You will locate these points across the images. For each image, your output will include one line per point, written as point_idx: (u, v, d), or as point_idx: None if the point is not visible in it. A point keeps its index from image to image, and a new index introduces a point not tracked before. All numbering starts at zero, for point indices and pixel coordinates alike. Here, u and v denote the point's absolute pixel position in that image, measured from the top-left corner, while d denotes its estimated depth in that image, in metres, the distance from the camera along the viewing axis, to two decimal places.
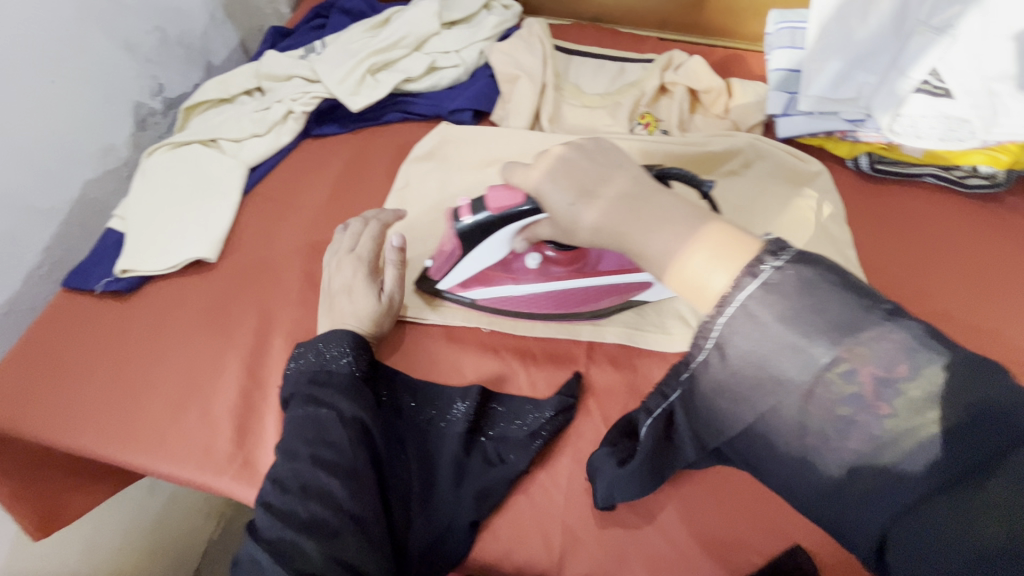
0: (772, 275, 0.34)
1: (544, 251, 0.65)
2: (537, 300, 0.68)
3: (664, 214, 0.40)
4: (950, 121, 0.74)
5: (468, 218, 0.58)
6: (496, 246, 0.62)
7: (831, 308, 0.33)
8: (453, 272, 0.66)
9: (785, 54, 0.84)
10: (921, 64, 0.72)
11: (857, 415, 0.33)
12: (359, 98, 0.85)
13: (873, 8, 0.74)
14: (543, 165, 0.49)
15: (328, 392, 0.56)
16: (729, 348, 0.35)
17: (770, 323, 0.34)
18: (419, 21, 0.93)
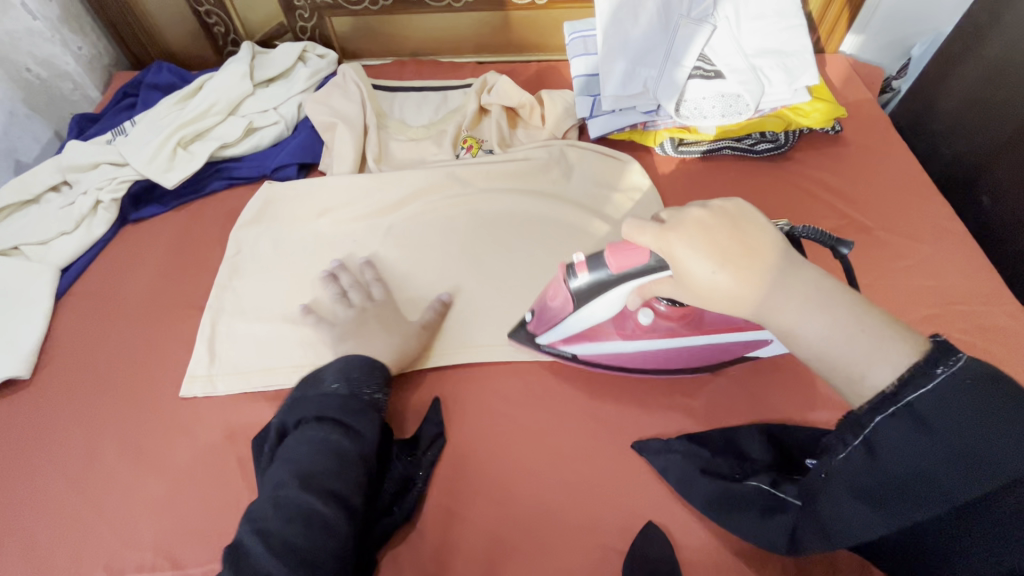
0: (942, 384, 0.37)
1: (656, 306, 0.57)
2: (639, 358, 0.62)
3: (726, 248, 0.42)
4: (727, 97, 0.83)
5: (583, 275, 0.54)
6: (604, 307, 0.55)
7: (954, 400, 0.37)
8: (552, 330, 0.62)
9: (581, 62, 0.89)
10: (690, 53, 0.82)
11: (945, 467, 0.36)
12: (174, 174, 0.82)
13: (641, 11, 0.83)
14: (678, 223, 0.44)
15: (348, 418, 0.53)
16: (886, 436, 0.39)
17: (939, 422, 0.37)
18: (230, 86, 0.92)
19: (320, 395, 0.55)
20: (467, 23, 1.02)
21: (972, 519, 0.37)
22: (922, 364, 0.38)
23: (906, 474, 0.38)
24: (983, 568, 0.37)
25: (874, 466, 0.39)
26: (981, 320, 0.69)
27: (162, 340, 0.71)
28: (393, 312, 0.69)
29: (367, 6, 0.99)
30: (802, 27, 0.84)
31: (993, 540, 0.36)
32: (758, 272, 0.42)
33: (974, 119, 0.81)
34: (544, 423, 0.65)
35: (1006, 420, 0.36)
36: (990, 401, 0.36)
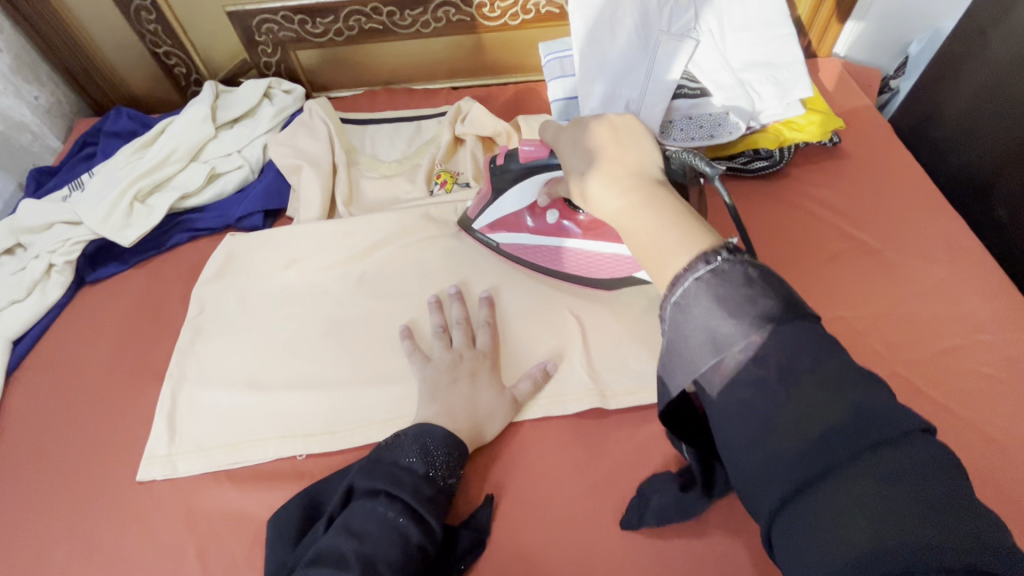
0: (722, 267, 0.35)
1: (566, 209, 0.71)
2: (597, 259, 0.70)
3: (598, 155, 0.45)
4: (714, 115, 0.79)
5: (501, 160, 0.65)
6: (520, 196, 0.68)
7: (729, 289, 0.34)
8: (488, 212, 0.72)
9: (559, 85, 0.84)
10: (674, 70, 0.77)
11: (823, 431, 0.31)
12: (131, 230, 0.78)
13: (618, 29, 0.76)
14: (569, 129, 0.50)
15: (416, 501, 0.51)
16: (678, 326, 0.36)
17: (710, 304, 0.35)
18: (189, 131, 0.87)
19: (405, 465, 0.53)
20: (439, 48, 0.97)
21: (750, 417, 0.33)
22: (697, 258, 0.37)
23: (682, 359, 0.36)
24: (805, 496, 0.31)
25: (674, 364, 0.36)
26: (1007, 347, 0.63)
27: (120, 415, 0.66)
28: (489, 370, 0.64)
29: (332, 37, 0.94)
30: (791, 35, 0.78)
31: (776, 440, 0.32)
32: (671, 215, 0.40)
33: (983, 125, 0.75)
34: (532, 489, 0.59)
35: (773, 309, 0.34)
36: (780, 294, 0.34)
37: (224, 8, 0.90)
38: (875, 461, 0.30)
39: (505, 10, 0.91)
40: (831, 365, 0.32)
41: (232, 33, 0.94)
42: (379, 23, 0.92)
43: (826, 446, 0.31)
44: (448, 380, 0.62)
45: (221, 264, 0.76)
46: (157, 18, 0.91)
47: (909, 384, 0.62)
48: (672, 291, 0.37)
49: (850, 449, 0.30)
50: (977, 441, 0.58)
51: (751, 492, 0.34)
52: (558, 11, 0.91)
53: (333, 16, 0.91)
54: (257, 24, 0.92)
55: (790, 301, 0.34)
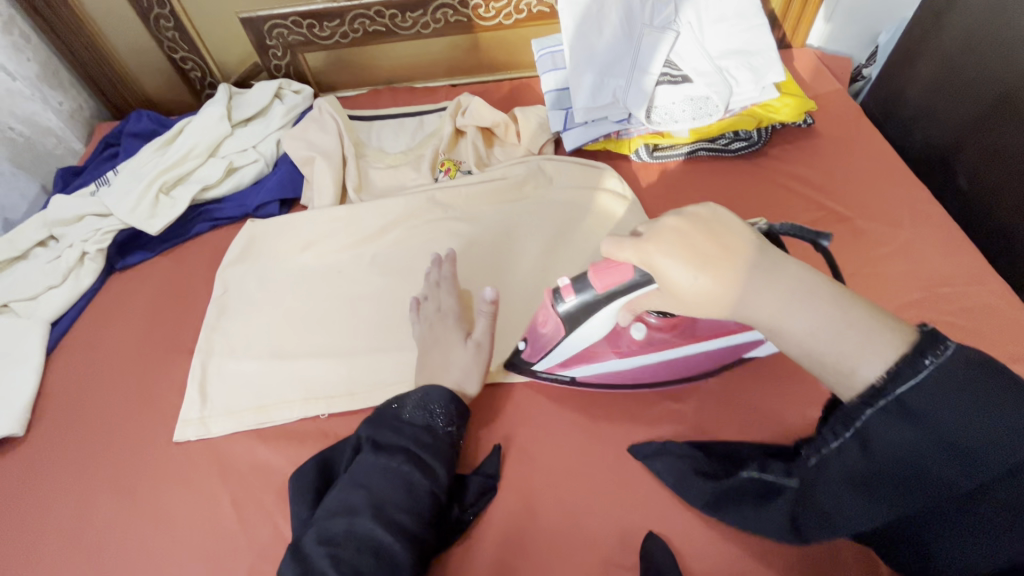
0: (933, 373, 0.37)
1: (650, 320, 0.57)
2: (652, 369, 0.62)
3: (703, 257, 0.41)
4: (695, 100, 0.84)
5: (569, 296, 0.52)
6: (604, 320, 0.54)
7: (947, 392, 0.37)
8: (550, 356, 0.60)
9: (552, 77, 0.90)
10: (657, 60, 0.83)
11: (932, 457, 0.37)
12: (157, 220, 0.84)
13: (604, 24, 0.84)
14: (650, 237, 0.43)
15: (417, 450, 0.54)
16: (875, 430, 0.39)
17: (928, 410, 0.37)
18: (207, 129, 0.93)
19: (406, 420, 0.57)
20: (439, 48, 1.04)
21: (966, 521, 0.38)
22: (903, 366, 0.38)
23: (907, 464, 0.38)
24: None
25: (876, 459, 0.39)
26: (967, 300, 0.69)
27: (153, 386, 0.71)
28: (454, 323, 0.65)
29: (338, 39, 1.01)
30: (764, 25, 0.85)
31: (990, 545, 0.37)
32: (850, 323, 0.39)
33: (943, 103, 0.82)
34: (537, 438, 0.65)
35: (999, 405, 0.36)
36: (963, 373, 0.37)
37: (237, 14, 0.97)
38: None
39: (499, 10, 0.97)
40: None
41: (244, 38, 1.01)
42: (381, 25, 0.99)
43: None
44: (426, 346, 0.65)
45: (240, 248, 0.82)
46: (175, 25, 0.98)
47: None
48: (878, 396, 0.39)
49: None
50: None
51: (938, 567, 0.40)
52: (549, 10, 0.98)
53: (340, 20, 0.97)
54: (268, 29, 0.99)
55: (1017, 394, 0.36)
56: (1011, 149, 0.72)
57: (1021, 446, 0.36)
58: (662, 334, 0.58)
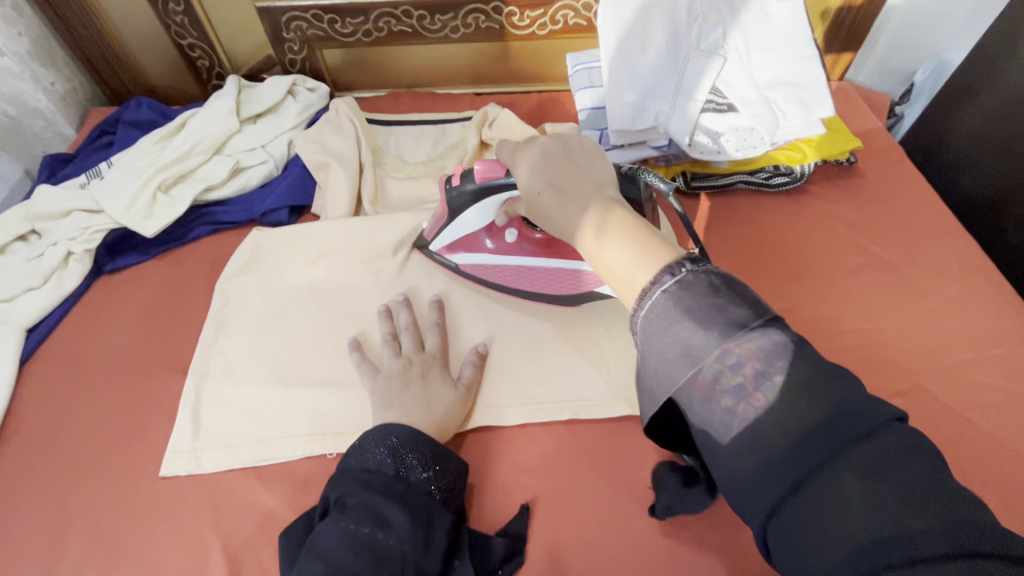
0: (687, 277, 0.37)
1: (523, 227, 0.68)
2: (520, 273, 0.70)
3: (561, 170, 0.47)
4: (740, 131, 0.79)
5: (457, 184, 0.62)
6: (478, 215, 0.65)
7: (690, 303, 0.36)
8: (442, 232, 0.70)
9: (586, 95, 0.86)
10: (702, 85, 0.79)
11: (708, 369, 0.35)
12: (153, 221, 0.76)
13: (648, 43, 0.80)
14: (526, 149, 0.51)
15: (388, 504, 0.50)
16: (648, 338, 0.37)
17: (676, 314, 0.36)
18: (214, 124, 0.87)
19: (369, 467, 0.52)
20: (465, 54, 0.98)
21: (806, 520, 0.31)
22: (663, 271, 0.38)
23: (678, 376, 0.36)
24: (801, 509, 0.32)
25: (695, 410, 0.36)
26: (1019, 363, 0.66)
27: (139, 406, 0.64)
28: (440, 370, 0.63)
29: (360, 37, 0.95)
30: (814, 57, 0.81)
31: (772, 475, 0.33)
32: (654, 255, 0.40)
33: (994, 150, 0.79)
34: (564, 490, 0.59)
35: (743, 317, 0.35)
36: (745, 300, 0.36)
37: (254, 3, 0.90)
38: (865, 458, 0.31)
39: (534, 19, 0.92)
40: (818, 372, 0.34)
41: (259, 29, 0.94)
42: (407, 26, 0.93)
43: (849, 476, 0.31)
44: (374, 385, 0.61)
45: (247, 258, 0.75)
46: (185, 9, 0.90)
47: (928, 397, 0.64)
48: (643, 302, 0.38)
49: (841, 466, 0.31)
50: (992, 451, 0.60)
51: (749, 513, 0.34)
52: (586, 23, 0.93)
53: (363, 17, 0.91)
54: (285, 21, 0.92)
55: (773, 320, 0.36)
56: None
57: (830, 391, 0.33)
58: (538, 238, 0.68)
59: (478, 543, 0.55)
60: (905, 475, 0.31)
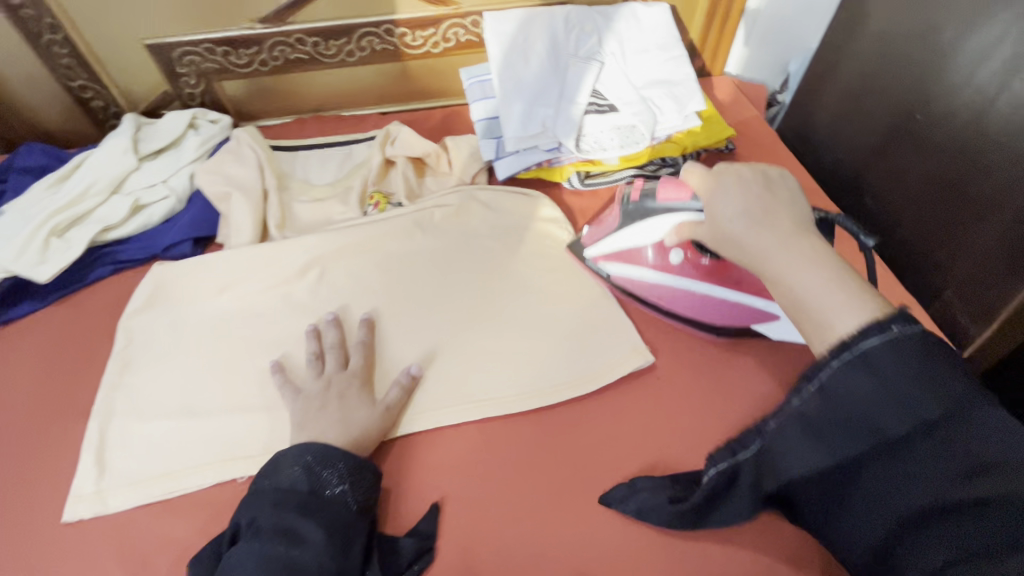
0: (895, 335, 0.39)
1: (692, 253, 0.69)
2: (684, 296, 0.71)
3: (766, 208, 0.52)
4: (623, 129, 0.85)
5: (636, 199, 0.72)
6: (644, 232, 0.71)
7: (880, 354, 0.39)
8: (604, 242, 0.75)
9: (481, 106, 0.89)
10: (583, 89, 0.84)
11: (880, 410, 0.38)
12: (48, 266, 0.75)
13: (530, 55, 0.86)
14: (720, 173, 0.57)
15: (300, 521, 0.50)
16: (831, 386, 0.40)
17: (864, 359, 0.39)
18: (111, 163, 0.86)
19: (284, 488, 0.53)
20: (366, 77, 1.01)
21: (902, 490, 0.39)
22: (869, 327, 0.40)
23: (852, 413, 0.39)
24: (918, 532, 0.38)
25: (819, 403, 0.40)
26: None
27: (41, 455, 0.63)
28: (359, 389, 0.64)
29: (257, 67, 0.96)
30: (682, 56, 0.88)
31: (890, 493, 0.39)
32: (829, 267, 0.46)
33: (849, 128, 0.87)
34: (475, 482, 0.61)
35: (938, 377, 0.38)
36: (921, 359, 0.38)
37: (143, 41, 0.91)
38: (1002, 509, 0.36)
39: (426, 38, 0.96)
40: (979, 428, 0.38)
41: (152, 66, 0.94)
42: (303, 53, 0.95)
43: (962, 496, 0.37)
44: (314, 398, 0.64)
45: (148, 293, 0.75)
46: (71, 52, 0.90)
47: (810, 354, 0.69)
48: (837, 355, 0.40)
49: (964, 498, 0.37)
50: None
51: (871, 533, 0.41)
52: (477, 40, 0.98)
53: (257, 47, 0.93)
54: (178, 56, 0.93)
55: (959, 377, 0.39)
56: (907, 169, 0.76)
57: (978, 434, 0.38)
58: (705, 266, 0.69)
59: (386, 547, 0.56)
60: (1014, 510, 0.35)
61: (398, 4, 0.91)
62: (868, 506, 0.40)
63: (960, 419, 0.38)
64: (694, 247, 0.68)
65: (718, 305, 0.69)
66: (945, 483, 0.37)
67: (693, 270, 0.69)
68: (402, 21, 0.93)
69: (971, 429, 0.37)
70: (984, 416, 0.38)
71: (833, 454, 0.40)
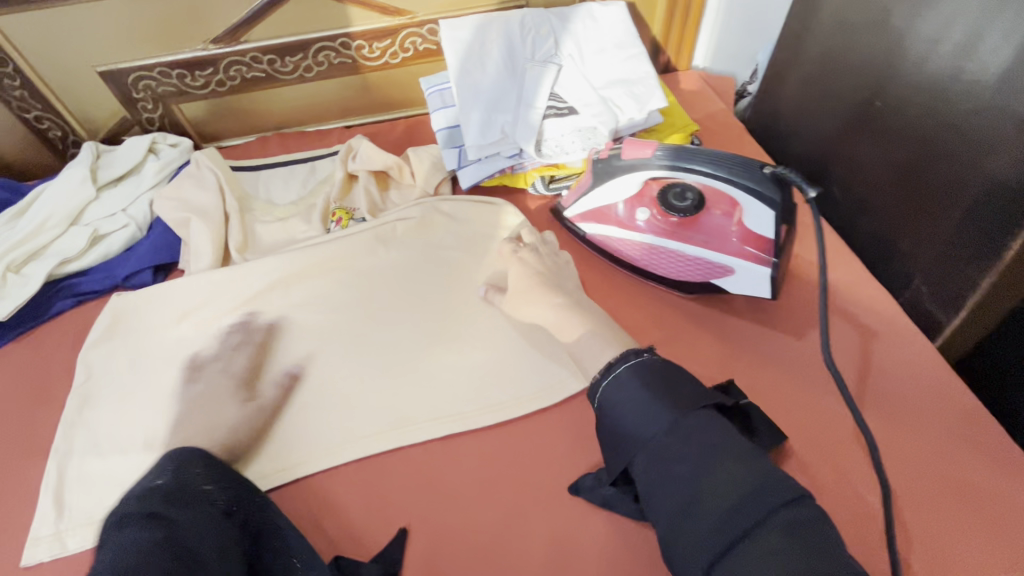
0: (643, 360, 0.52)
1: (655, 208, 0.71)
2: (651, 254, 0.71)
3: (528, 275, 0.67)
4: (583, 131, 0.83)
5: (604, 157, 0.70)
6: (621, 186, 0.70)
7: (631, 378, 0.51)
8: (581, 200, 0.74)
9: (441, 115, 0.88)
10: (541, 93, 0.83)
11: (647, 421, 0.48)
12: (6, 303, 0.75)
13: (487, 61, 0.85)
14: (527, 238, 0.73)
15: (167, 508, 0.46)
16: (609, 404, 0.51)
17: (620, 378, 0.51)
18: (68, 195, 0.85)
19: (157, 493, 0.48)
20: (327, 92, 1.00)
21: (658, 484, 0.45)
22: (629, 355, 0.53)
23: (622, 423, 0.49)
24: (715, 544, 0.41)
25: (605, 421, 0.51)
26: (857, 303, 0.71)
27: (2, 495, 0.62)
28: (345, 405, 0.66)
29: (215, 88, 0.95)
30: (641, 54, 0.87)
31: (687, 509, 0.43)
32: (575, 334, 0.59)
33: (811, 117, 0.86)
34: (441, 501, 0.60)
35: (684, 392, 0.49)
36: (660, 374, 0.50)
37: (95, 68, 0.89)
38: (775, 510, 0.40)
39: (384, 49, 0.95)
40: (732, 442, 0.45)
41: (108, 94, 0.93)
42: (260, 71, 0.94)
43: (732, 493, 0.42)
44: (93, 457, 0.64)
45: (109, 325, 0.74)
46: (23, 84, 0.89)
47: (781, 350, 0.67)
48: (605, 377, 0.52)
49: (745, 500, 0.41)
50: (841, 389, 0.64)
51: (686, 561, 0.42)
52: (435, 48, 0.97)
53: (212, 68, 0.92)
54: (133, 81, 0.92)
55: (703, 395, 0.49)
56: (867, 156, 0.75)
57: (730, 446, 0.45)
58: (672, 223, 0.70)
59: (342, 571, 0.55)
60: (777, 501, 0.41)
61: (351, 17, 0.90)
62: (646, 509, 0.47)
63: (690, 419, 0.47)
64: (661, 204, 0.70)
65: (689, 263, 0.69)
66: (688, 475, 0.44)
67: (660, 227, 0.70)
68: (357, 34, 0.92)
69: (696, 425, 0.47)
70: (704, 413, 0.47)
71: (621, 460, 0.50)
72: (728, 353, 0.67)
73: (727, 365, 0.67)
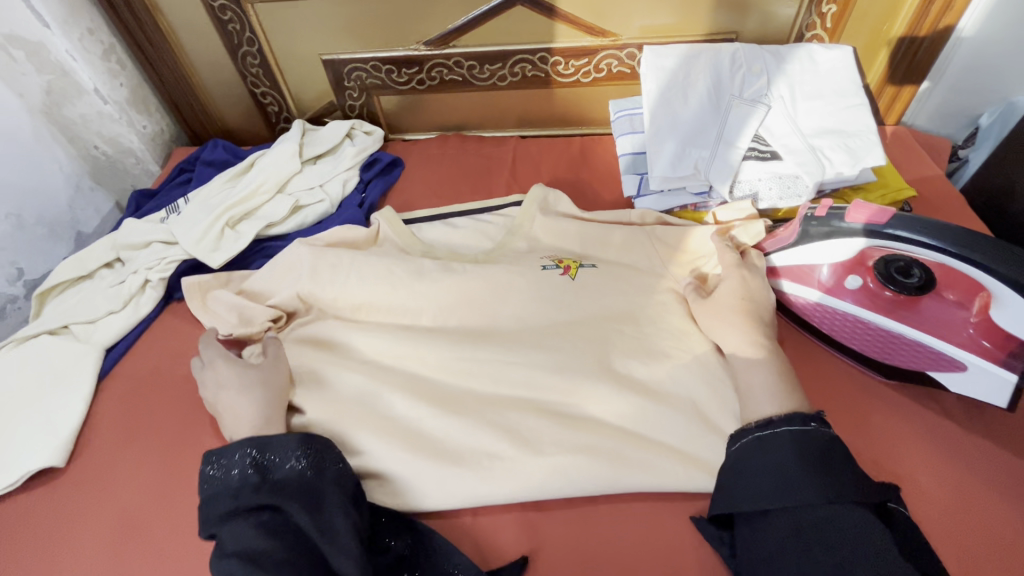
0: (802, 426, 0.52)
1: (871, 281, 0.64)
2: (859, 330, 0.64)
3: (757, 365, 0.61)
4: (784, 178, 0.79)
5: (822, 215, 0.64)
6: (832, 250, 0.64)
7: (782, 429, 0.52)
8: (783, 254, 0.68)
9: (627, 140, 0.87)
10: (745, 134, 0.79)
11: (776, 474, 0.49)
12: (219, 253, 0.84)
13: (690, 92, 0.81)
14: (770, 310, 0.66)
15: (268, 494, 0.53)
16: (748, 441, 0.53)
17: (772, 424, 0.53)
18: (279, 165, 0.94)
19: (223, 487, 0.54)
20: (512, 101, 1.03)
21: (767, 551, 0.47)
22: (797, 417, 0.53)
23: (749, 463, 0.51)
24: None
25: (734, 464, 0.53)
26: None
27: (197, 424, 0.70)
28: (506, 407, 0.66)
29: (414, 85, 1.01)
30: (863, 106, 0.80)
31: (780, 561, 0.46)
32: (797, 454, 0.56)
33: None
34: (590, 538, 0.59)
35: (823, 463, 0.49)
36: (804, 435, 0.51)
37: (321, 56, 0.99)
38: None
39: (578, 68, 0.96)
40: (855, 539, 0.45)
41: (324, 78, 1.03)
42: (458, 75, 0.99)
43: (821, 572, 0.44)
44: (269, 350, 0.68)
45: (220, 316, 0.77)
46: (261, 62, 1.01)
47: (1003, 466, 0.58)
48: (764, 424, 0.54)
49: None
50: None
51: None
52: (629, 72, 0.96)
53: (418, 67, 0.98)
54: (348, 71, 1.00)
55: (836, 469, 0.49)
56: None
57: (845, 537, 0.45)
58: (885, 299, 0.63)
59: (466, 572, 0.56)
60: None
61: (557, 34, 0.92)
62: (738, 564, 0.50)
63: (828, 503, 0.47)
64: (880, 277, 0.63)
65: (909, 348, 0.61)
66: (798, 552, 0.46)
67: (871, 300, 0.63)
68: (558, 51, 0.94)
69: (846, 520, 0.46)
70: (851, 507, 0.47)
71: (737, 501, 0.50)
72: (936, 454, 0.59)
73: (932, 467, 0.58)
